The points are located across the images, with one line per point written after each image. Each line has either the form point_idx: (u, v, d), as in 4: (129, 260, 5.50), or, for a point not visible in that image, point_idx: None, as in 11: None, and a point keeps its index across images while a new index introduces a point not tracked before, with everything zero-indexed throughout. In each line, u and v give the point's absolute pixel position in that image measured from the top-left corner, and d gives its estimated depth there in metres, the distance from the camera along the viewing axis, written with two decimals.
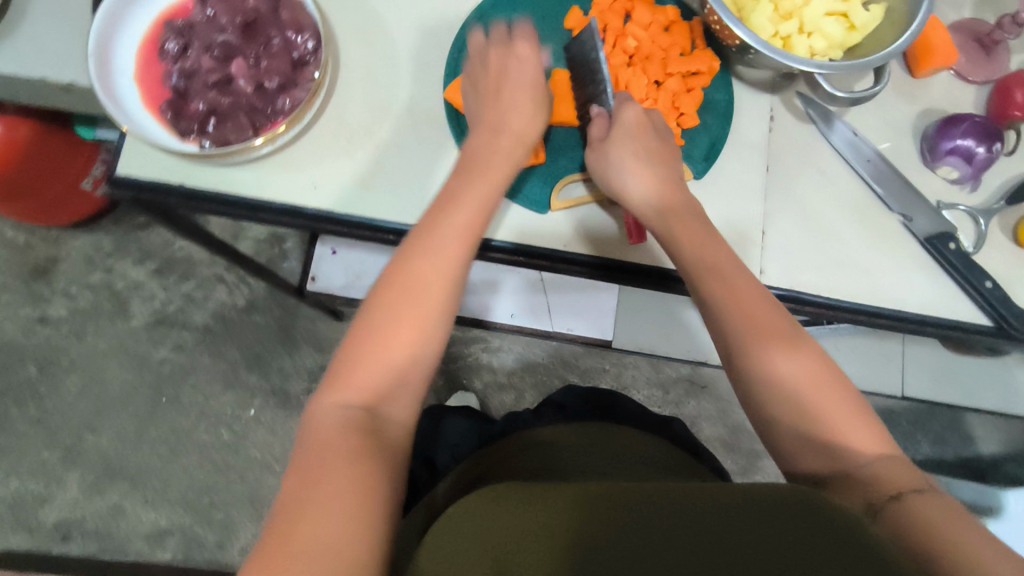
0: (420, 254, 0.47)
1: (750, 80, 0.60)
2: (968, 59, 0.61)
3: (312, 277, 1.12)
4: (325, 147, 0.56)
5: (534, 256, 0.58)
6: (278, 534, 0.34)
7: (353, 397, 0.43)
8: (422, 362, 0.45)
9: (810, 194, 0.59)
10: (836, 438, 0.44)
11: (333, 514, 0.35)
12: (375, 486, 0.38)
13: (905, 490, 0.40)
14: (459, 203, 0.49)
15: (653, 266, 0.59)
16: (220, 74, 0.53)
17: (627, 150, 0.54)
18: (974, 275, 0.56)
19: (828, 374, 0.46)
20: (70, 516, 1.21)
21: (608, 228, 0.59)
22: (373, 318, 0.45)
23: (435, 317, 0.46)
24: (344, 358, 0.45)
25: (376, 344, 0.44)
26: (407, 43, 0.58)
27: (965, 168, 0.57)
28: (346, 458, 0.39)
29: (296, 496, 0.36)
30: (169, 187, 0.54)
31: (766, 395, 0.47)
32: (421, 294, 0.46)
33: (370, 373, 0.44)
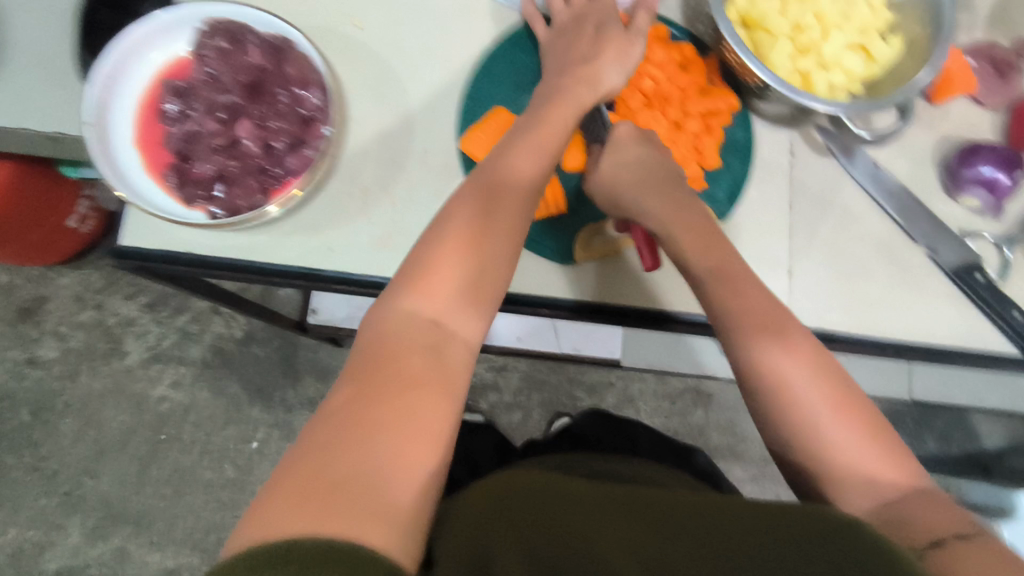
0: (487, 207, 0.46)
1: (769, 116, 0.59)
2: (984, 85, 0.60)
3: (314, 310, 1.11)
4: (337, 207, 0.54)
5: (528, 305, 0.56)
6: (339, 432, 0.36)
7: (417, 315, 0.42)
8: (484, 302, 0.44)
9: (835, 234, 0.58)
10: (852, 467, 0.42)
11: (394, 435, 0.36)
12: (429, 426, 0.38)
13: (945, 535, 0.38)
14: (525, 137, 0.50)
15: (642, 306, 0.57)
16: (227, 137, 0.50)
17: (620, 174, 0.53)
18: (1003, 306, 0.55)
19: (848, 400, 0.44)
20: (73, 563, 1.18)
21: (611, 268, 0.57)
22: (438, 245, 0.44)
23: (498, 263, 0.45)
24: (409, 273, 0.44)
25: (442, 270, 0.43)
26: (418, 90, 0.56)
27: (988, 198, 0.57)
28: (403, 386, 0.38)
29: (346, 412, 0.36)
30: (178, 256, 0.52)
31: (780, 422, 0.45)
32: (490, 239, 0.45)
33: (434, 296, 0.42)
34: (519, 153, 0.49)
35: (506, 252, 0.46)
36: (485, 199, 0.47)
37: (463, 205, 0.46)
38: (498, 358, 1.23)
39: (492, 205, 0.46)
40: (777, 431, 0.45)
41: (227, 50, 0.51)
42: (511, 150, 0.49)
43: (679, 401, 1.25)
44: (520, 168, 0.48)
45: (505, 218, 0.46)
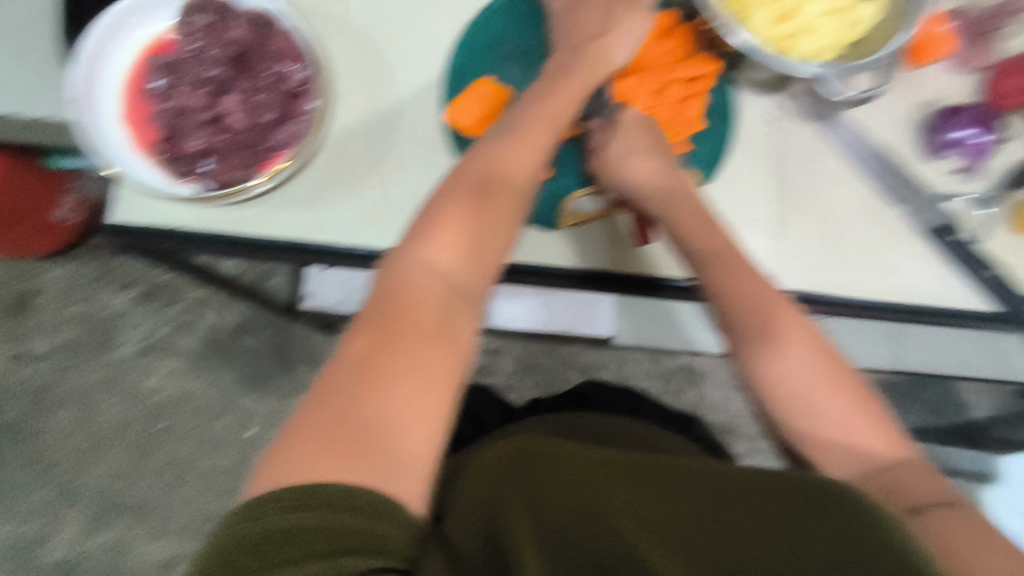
0: (499, 165, 0.47)
1: (750, 82, 0.60)
2: (960, 49, 0.61)
3: (305, 296, 1.11)
4: (327, 181, 0.54)
5: (525, 273, 0.57)
6: (358, 379, 0.37)
7: (433, 265, 0.43)
8: (495, 256, 0.45)
9: (818, 199, 0.59)
10: (842, 436, 0.44)
11: (410, 386, 0.38)
12: (444, 371, 0.39)
13: (925, 503, 0.40)
14: (534, 105, 0.50)
15: (640, 273, 0.57)
16: (215, 111, 0.51)
17: (623, 158, 0.54)
18: (977, 267, 0.58)
19: (847, 381, 0.45)
20: (72, 555, 1.18)
21: (608, 237, 0.58)
22: (450, 200, 0.45)
23: (509, 220, 0.46)
24: (423, 225, 0.44)
25: (455, 223, 0.44)
26: (404, 65, 0.57)
27: (965, 159, 0.59)
28: (419, 333, 0.40)
29: (364, 360, 0.38)
30: (168, 231, 0.53)
31: (781, 407, 0.45)
32: (502, 197, 0.46)
33: (448, 248, 0.43)
34: (528, 120, 0.50)
35: (516, 217, 0.47)
36: (496, 158, 0.47)
37: (475, 163, 0.47)
38: (491, 341, 1.24)
39: (503, 164, 0.47)
40: (776, 415, 0.46)
41: (211, 25, 0.51)
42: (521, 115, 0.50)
43: (671, 380, 1.26)
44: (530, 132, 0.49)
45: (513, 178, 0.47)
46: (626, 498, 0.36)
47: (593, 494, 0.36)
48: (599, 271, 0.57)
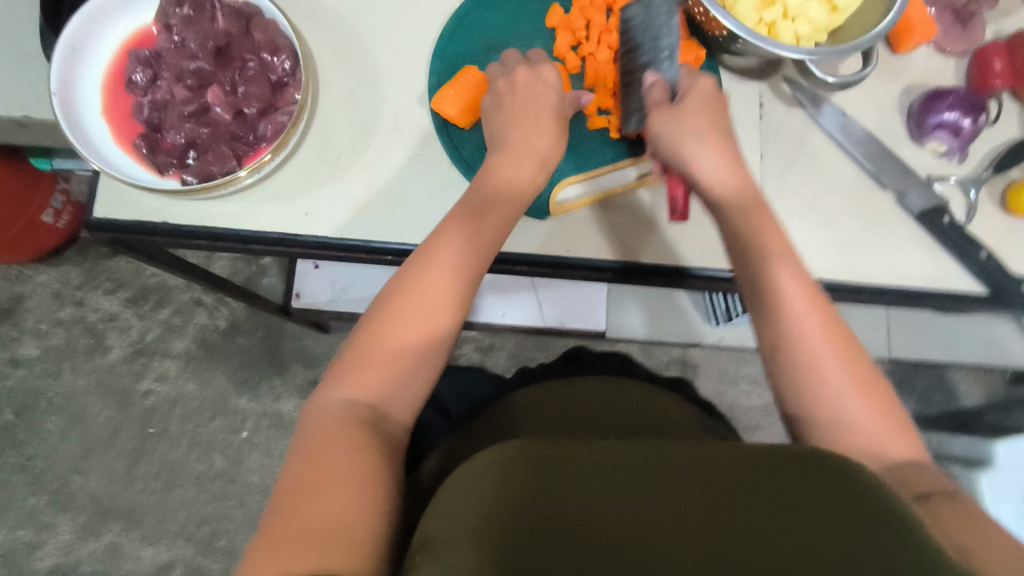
0: (423, 267, 0.47)
1: (737, 69, 0.60)
2: (945, 33, 0.61)
3: (297, 294, 1.10)
4: (311, 176, 0.54)
5: (542, 264, 0.56)
6: (289, 493, 0.38)
7: (358, 398, 0.43)
8: (426, 377, 0.46)
9: (805, 185, 0.59)
10: (860, 420, 0.44)
11: (335, 490, 0.37)
12: (373, 486, 0.39)
13: (932, 491, 0.41)
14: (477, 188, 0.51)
15: (662, 263, 0.57)
16: (196, 104, 0.50)
17: (693, 122, 0.50)
18: (970, 247, 0.56)
19: (861, 373, 0.46)
20: (65, 560, 1.17)
21: (631, 221, 0.57)
22: (380, 318, 0.46)
23: (438, 326, 0.46)
24: (353, 347, 0.46)
25: (385, 346, 0.45)
26: (388, 56, 0.56)
27: (953, 142, 0.58)
28: (348, 454, 0.40)
29: (298, 475, 0.39)
30: (152, 226, 0.52)
31: (800, 389, 0.46)
32: (432, 305, 0.46)
33: (380, 376, 0.44)
34: (463, 208, 0.50)
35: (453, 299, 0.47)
36: (424, 259, 0.48)
37: (406, 272, 0.48)
38: (484, 337, 1.24)
39: (433, 267, 0.47)
40: (794, 403, 0.46)
41: (192, 16, 0.51)
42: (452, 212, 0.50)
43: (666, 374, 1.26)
44: (459, 229, 0.49)
45: (441, 275, 0.47)
46: (635, 487, 0.38)
47: (602, 486, 0.39)
48: (628, 262, 0.56)
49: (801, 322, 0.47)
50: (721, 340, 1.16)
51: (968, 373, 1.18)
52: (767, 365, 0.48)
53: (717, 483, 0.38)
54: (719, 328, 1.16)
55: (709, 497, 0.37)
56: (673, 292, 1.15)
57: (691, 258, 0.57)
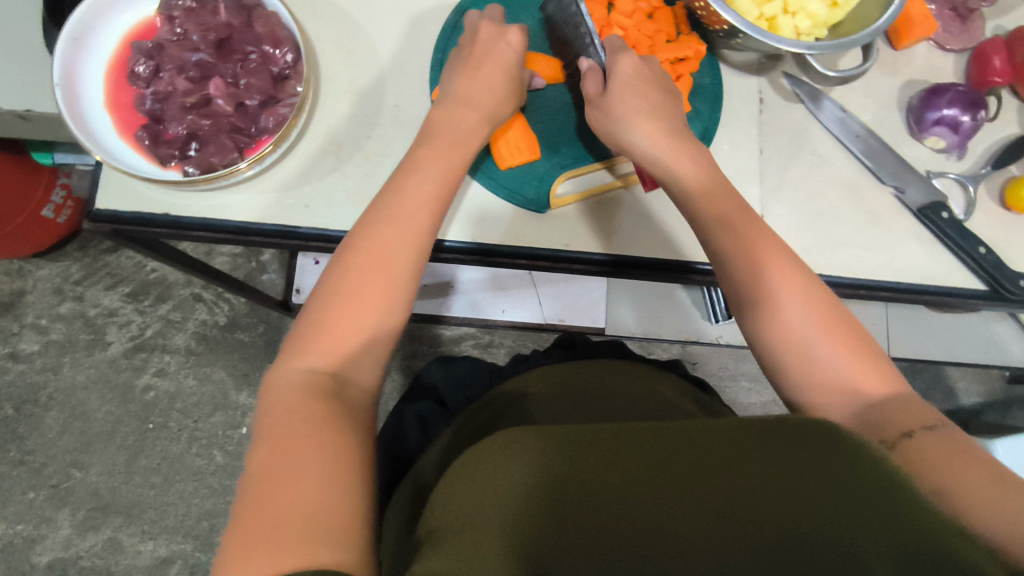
0: (378, 234, 0.47)
1: (737, 64, 0.61)
2: (945, 28, 0.61)
3: (298, 289, 1.11)
4: (313, 168, 0.54)
5: (539, 258, 0.56)
6: (258, 478, 0.37)
7: (318, 367, 0.44)
8: (384, 337, 0.46)
9: (805, 180, 0.59)
10: (849, 376, 0.44)
11: (306, 470, 0.37)
12: (345, 456, 0.39)
13: (912, 427, 0.41)
14: (428, 155, 0.50)
15: (660, 257, 0.57)
16: (198, 96, 0.50)
17: (624, 101, 0.52)
18: (968, 243, 0.57)
19: (832, 323, 0.46)
20: (65, 555, 1.17)
21: (624, 216, 0.57)
22: (335, 287, 0.46)
23: (397, 291, 0.46)
24: (309, 319, 0.45)
25: (342, 315, 0.45)
26: (389, 49, 0.56)
27: (953, 137, 0.58)
28: (317, 428, 0.40)
29: (267, 457, 0.38)
30: (152, 217, 0.52)
31: (785, 358, 0.46)
32: (388, 267, 0.46)
33: (337, 344, 0.44)
34: (414, 175, 0.49)
35: (413, 265, 0.47)
36: (379, 224, 0.47)
37: (360, 239, 0.47)
38: (483, 334, 1.24)
39: (390, 232, 0.47)
40: (770, 357, 0.47)
41: (194, 8, 0.51)
42: (400, 178, 0.49)
43: None
44: (412, 195, 0.48)
45: (397, 241, 0.47)
46: (623, 473, 0.38)
47: (592, 476, 0.38)
48: (621, 256, 0.56)
49: (765, 288, 0.47)
50: (719, 338, 1.16)
51: (966, 372, 1.18)
52: (742, 328, 0.49)
53: (689, 447, 0.39)
54: (718, 325, 1.15)
55: (682, 460, 0.38)
56: (671, 286, 1.14)
57: (693, 253, 0.57)
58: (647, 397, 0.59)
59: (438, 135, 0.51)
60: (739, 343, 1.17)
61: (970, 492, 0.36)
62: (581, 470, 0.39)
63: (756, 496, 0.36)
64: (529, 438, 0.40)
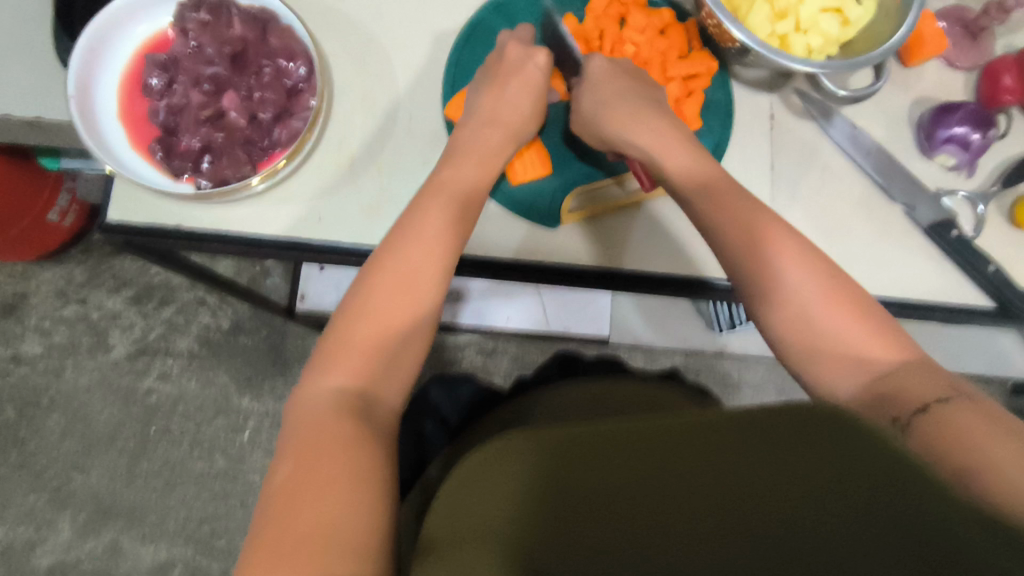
0: (398, 248, 0.47)
1: (748, 80, 0.60)
2: (956, 46, 0.62)
3: (302, 295, 1.11)
4: (325, 182, 0.54)
5: (551, 273, 0.56)
6: (282, 490, 0.38)
7: (345, 383, 0.44)
8: (408, 357, 0.46)
9: (817, 197, 0.59)
10: (860, 350, 0.44)
11: (326, 485, 0.37)
12: (369, 473, 0.39)
13: (929, 401, 0.40)
14: (450, 172, 0.51)
15: (670, 273, 0.57)
16: (212, 108, 0.50)
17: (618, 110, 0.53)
18: (977, 261, 0.57)
19: (849, 305, 0.45)
20: (65, 558, 1.17)
21: (634, 232, 0.57)
22: (357, 303, 0.46)
23: (419, 307, 0.47)
24: (334, 336, 0.46)
25: (367, 331, 0.45)
26: (402, 61, 0.56)
27: (963, 156, 0.58)
28: (341, 447, 0.40)
29: (292, 474, 0.38)
30: (165, 230, 0.52)
31: (795, 338, 0.46)
32: (412, 287, 0.47)
33: (363, 361, 0.44)
34: (438, 189, 0.50)
35: (434, 279, 0.47)
36: (400, 238, 0.48)
37: (384, 253, 0.48)
38: (487, 341, 1.24)
39: (411, 247, 0.47)
40: (778, 335, 0.47)
41: (209, 21, 0.51)
42: (425, 195, 0.50)
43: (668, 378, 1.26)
44: (436, 213, 0.49)
45: (416, 254, 0.47)
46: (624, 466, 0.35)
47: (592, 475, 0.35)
48: (630, 272, 0.57)
49: (770, 285, 0.47)
50: (724, 347, 1.16)
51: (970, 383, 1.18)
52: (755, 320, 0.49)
53: (702, 447, 0.33)
54: (723, 334, 1.15)
55: (692, 458, 0.33)
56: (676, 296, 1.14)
57: (705, 269, 0.57)
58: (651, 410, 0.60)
59: (463, 150, 0.52)
60: (744, 353, 1.17)
61: (998, 465, 0.34)
62: (589, 479, 0.35)
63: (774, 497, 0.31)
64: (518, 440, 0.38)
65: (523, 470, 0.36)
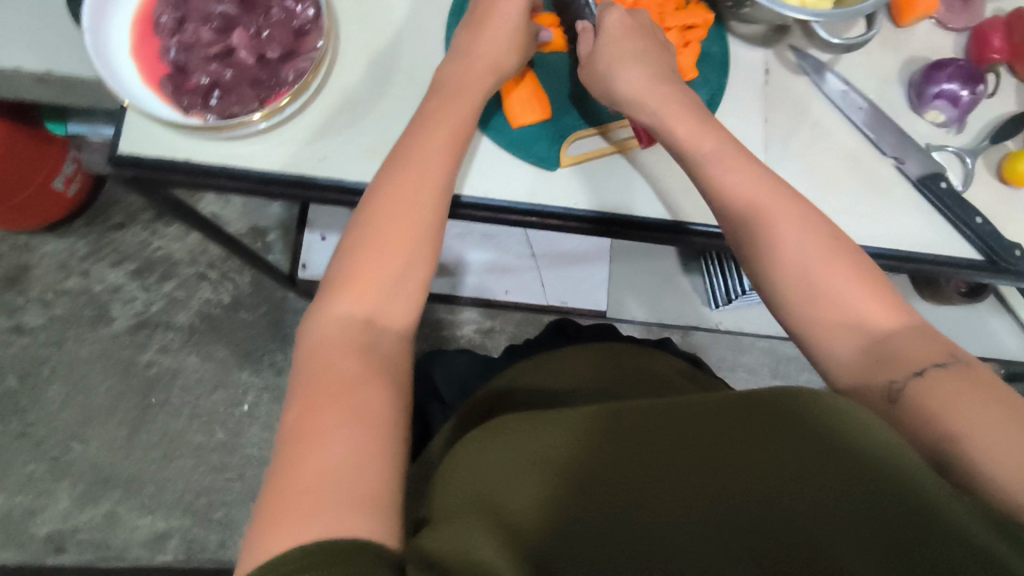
0: (394, 195, 0.48)
1: (745, 36, 0.62)
2: (948, 8, 0.63)
3: (303, 266, 1.12)
4: (331, 121, 0.55)
5: (549, 216, 0.58)
6: (293, 440, 0.39)
7: (353, 313, 0.45)
8: (412, 288, 0.47)
9: (811, 147, 0.61)
10: (859, 310, 0.46)
11: (338, 430, 0.39)
12: (377, 411, 0.41)
13: (923, 366, 0.42)
14: (440, 114, 0.51)
15: (666, 219, 0.59)
16: (221, 46, 0.52)
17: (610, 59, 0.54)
18: (965, 213, 0.58)
19: (838, 250, 0.48)
20: (62, 527, 1.17)
21: (630, 176, 0.59)
22: (360, 250, 0.47)
23: (421, 244, 0.48)
24: (336, 274, 0.47)
25: (370, 265, 0.46)
26: (404, 10, 0.58)
27: (952, 111, 0.60)
28: (350, 386, 0.41)
29: (302, 418, 0.40)
30: (172, 163, 0.53)
31: (792, 293, 0.48)
32: (413, 227, 0.48)
33: (367, 292, 0.46)
34: (434, 129, 0.51)
35: (432, 215, 0.49)
36: (394, 186, 0.49)
37: (380, 197, 0.48)
38: (484, 320, 1.25)
39: (406, 195, 0.48)
40: (776, 292, 0.49)
41: None
42: (422, 136, 0.50)
43: None
44: (432, 160, 0.50)
45: (413, 203, 0.48)
46: (636, 451, 0.39)
47: (611, 457, 0.39)
48: (627, 217, 0.58)
49: (763, 239, 0.49)
50: (719, 324, 1.19)
51: None
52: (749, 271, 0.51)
53: (685, 423, 0.40)
54: (719, 311, 1.17)
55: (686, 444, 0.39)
56: (665, 249, 1.17)
57: (698, 219, 0.59)
58: (655, 379, 0.60)
59: (463, 87, 0.53)
60: (740, 330, 1.20)
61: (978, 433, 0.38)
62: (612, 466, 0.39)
63: (738, 472, 0.37)
64: (548, 423, 0.42)
65: (536, 441, 0.41)
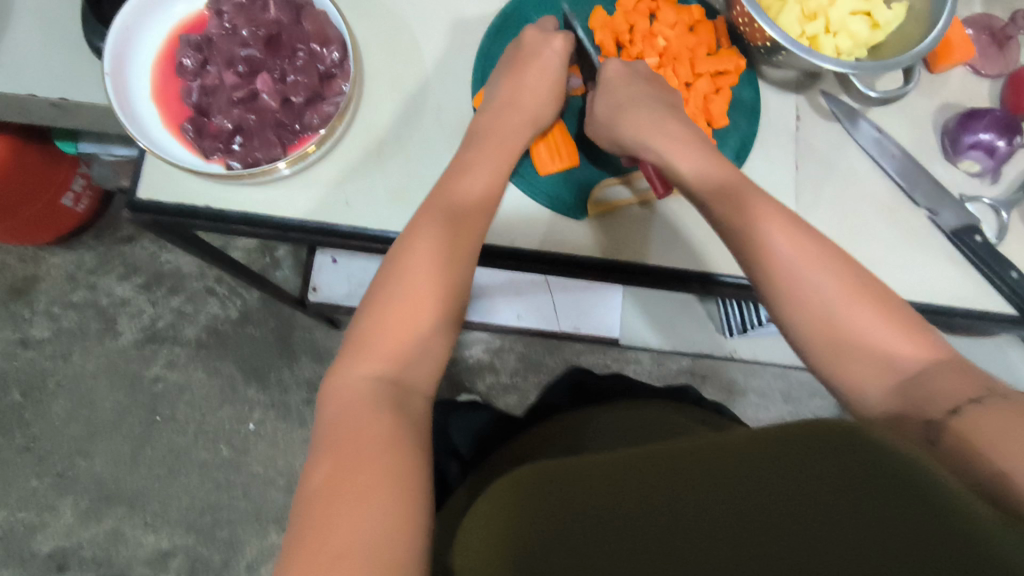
0: (417, 244, 0.47)
1: (776, 81, 0.61)
2: (983, 54, 0.62)
3: (314, 288, 1.10)
4: (354, 167, 0.54)
5: (574, 265, 0.56)
6: (314, 506, 0.38)
7: (380, 371, 0.44)
8: (438, 344, 0.46)
9: (842, 198, 0.60)
10: (884, 349, 0.44)
11: (362, 497, 0.37)
12: (406, 477, 0.39)
13: (960, 403, 0.39)
14: (470, 168, 0.51)
15: (693, 270, 0.57)
16: (245, 90, 0.51)
17: (637, 114, 0.54)
18: (1000, 266, 0.57)
19: (859, 284, 0.46)
20: (65, 543, 1.16)
21: (658, 225, 0.58)
22: (385, 302, 0.46)
23: (445, 296, 0.47)
24: (360, 329, 0.46)
25: (396, 319, 0.45)
26: (431, 50, 0.57)
27: (987, 162, 0.59)
28: (380, 444, 0.40)
29: (323, 484, 0.38)
30: (193, 209, 0.52)
31: (812, 336, 0.46)
32: (438, 276, 0.47)
33: (395, 345, 0.45)
34: (462, 184, 0.50)
35: (461, 268, 0.48)
36: (418, 235, 0.48)
37: (404, 248, 0.47)
38: (494, 339, 1.24)
39: (429, 245, 0.47)
40: (799, 337, 0.47)
41: (244, 4, 0.51)
42: (449, 190, 0.50)
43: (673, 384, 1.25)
44: (461, 210, 0.49)
45: (437, 252, 0.47)
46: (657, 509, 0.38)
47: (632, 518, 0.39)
48: (651, 267, 0.57)
49: (774, 269, 0.47)
50: (733, 351, 1.16)
51: None
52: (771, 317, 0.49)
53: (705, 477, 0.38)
54: (733, 339, 1.14)
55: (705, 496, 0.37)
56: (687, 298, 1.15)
57: (727, 268, 0.58)
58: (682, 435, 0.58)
59: (490, 136, 0.52)
60: (753, 358, 1.17)
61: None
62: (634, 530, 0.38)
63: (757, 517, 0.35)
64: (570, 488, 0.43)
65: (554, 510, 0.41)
